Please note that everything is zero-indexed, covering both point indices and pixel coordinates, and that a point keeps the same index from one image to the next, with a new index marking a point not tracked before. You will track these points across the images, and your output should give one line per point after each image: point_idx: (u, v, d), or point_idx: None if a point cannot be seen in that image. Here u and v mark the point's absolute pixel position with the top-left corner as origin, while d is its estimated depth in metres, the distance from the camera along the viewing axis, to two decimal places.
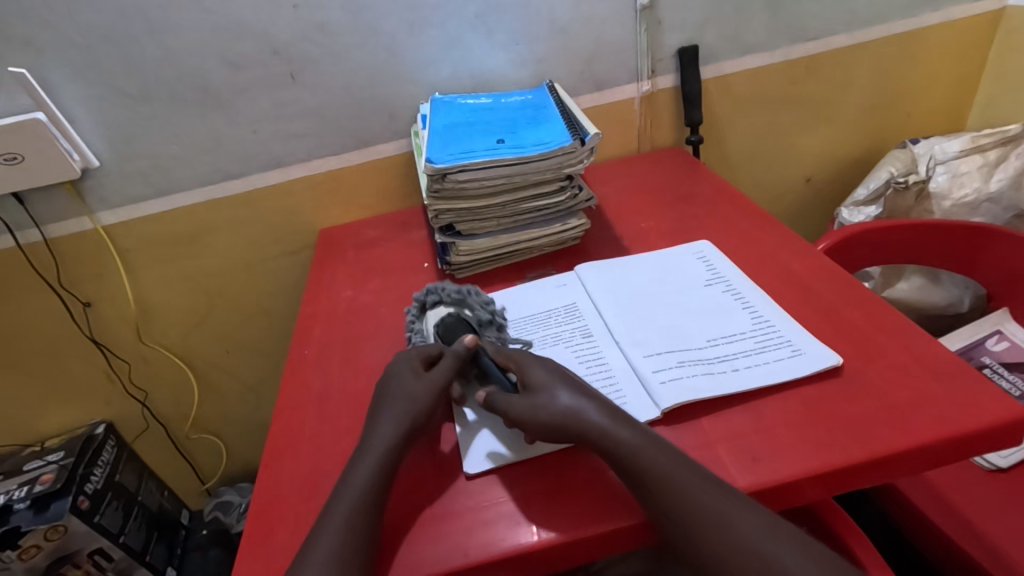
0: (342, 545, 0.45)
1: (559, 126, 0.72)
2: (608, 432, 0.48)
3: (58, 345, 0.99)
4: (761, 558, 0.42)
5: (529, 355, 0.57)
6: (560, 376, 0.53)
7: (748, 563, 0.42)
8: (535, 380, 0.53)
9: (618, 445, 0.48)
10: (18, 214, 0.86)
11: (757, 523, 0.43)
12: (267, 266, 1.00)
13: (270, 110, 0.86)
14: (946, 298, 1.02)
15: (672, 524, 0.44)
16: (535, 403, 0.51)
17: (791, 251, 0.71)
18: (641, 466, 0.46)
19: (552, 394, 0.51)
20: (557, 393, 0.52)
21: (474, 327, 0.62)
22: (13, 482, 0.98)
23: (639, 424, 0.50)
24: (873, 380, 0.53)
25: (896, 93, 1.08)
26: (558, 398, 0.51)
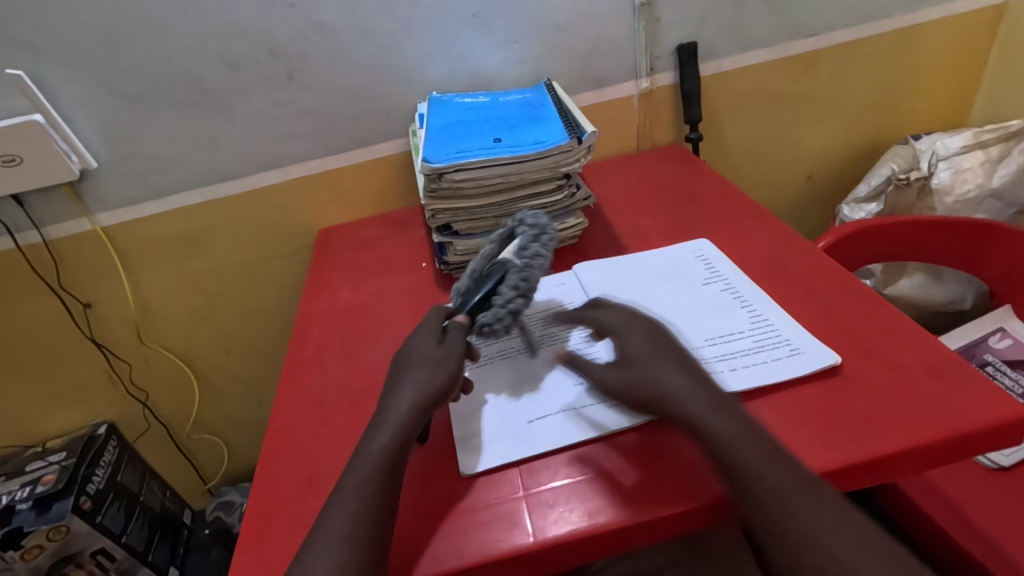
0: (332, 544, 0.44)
1: (556, 125, 0.72)
2: (701, 412, 0.47)
3: (59, 346, 1.00)
4: None
5: (629, 322, 0.56)
6: (653, 351, 0.52)
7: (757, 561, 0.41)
8: (630, 351, 0.53)
9: (712, 425, 0.46)
10: (17, 216, 0.87)
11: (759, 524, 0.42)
12: (266, 267, 1.00)
13: (267, 110, 0.86)
14: (949, 295, 1.01)
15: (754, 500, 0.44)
16: (626, 377, 0.51)
17: (791, 249, 0.70)
18: (727, 446, 0.45)
19: (645, 368, 0.51)
20: (650, 370, 0.51)
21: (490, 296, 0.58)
22: (15, 482, 0.98)
23: (732, 406, 0.48)
24: (872, 379, 0.52)
25: (898, 88, 1.07)
26: (655, 375, 0.50)
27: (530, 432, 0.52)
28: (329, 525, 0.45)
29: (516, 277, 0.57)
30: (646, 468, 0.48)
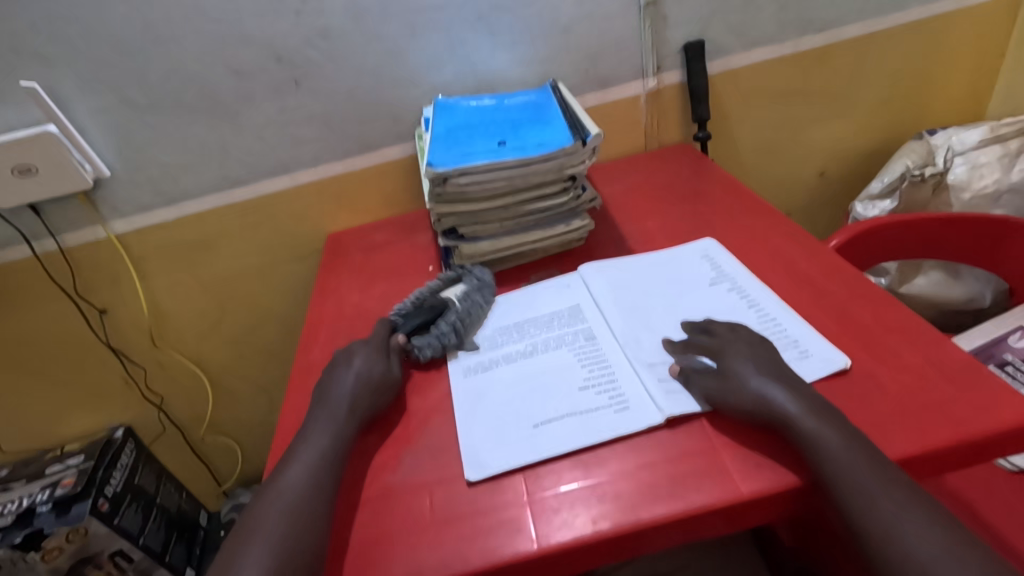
0: None
1: (561, 126, 0.72)
2: (807, 424, 0.46)
3: (76, 351, 1.02)
4: None
5: (733, 342, 0.54)
6: (749, 362, 0.52)
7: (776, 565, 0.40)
8: (734, 366, 0.52)
9: (816, 437, 0.45)
10: (35, 225, 0.89)
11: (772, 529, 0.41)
12: (277, 271, 1.01)
13: (276, 117, 0.87)
14: (966, 293, 0.98)
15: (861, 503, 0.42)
16: (727, 388, 0.50)
17: (802, 249, 0.69)
18: (829, 455, 0.44)
19: (745, 378, 0.50)
20: (748, 378, 0.50)
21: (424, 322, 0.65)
22: (35, 485, 1.00)
23: (837, 415, 0.47)
24: (884, 382, 0.51)
25: (912, 81, 1.05)
26: (753, 385, 0.49)
27: (531, 439, 0.52)
28: None
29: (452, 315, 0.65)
30: (651, 473, 0.48)
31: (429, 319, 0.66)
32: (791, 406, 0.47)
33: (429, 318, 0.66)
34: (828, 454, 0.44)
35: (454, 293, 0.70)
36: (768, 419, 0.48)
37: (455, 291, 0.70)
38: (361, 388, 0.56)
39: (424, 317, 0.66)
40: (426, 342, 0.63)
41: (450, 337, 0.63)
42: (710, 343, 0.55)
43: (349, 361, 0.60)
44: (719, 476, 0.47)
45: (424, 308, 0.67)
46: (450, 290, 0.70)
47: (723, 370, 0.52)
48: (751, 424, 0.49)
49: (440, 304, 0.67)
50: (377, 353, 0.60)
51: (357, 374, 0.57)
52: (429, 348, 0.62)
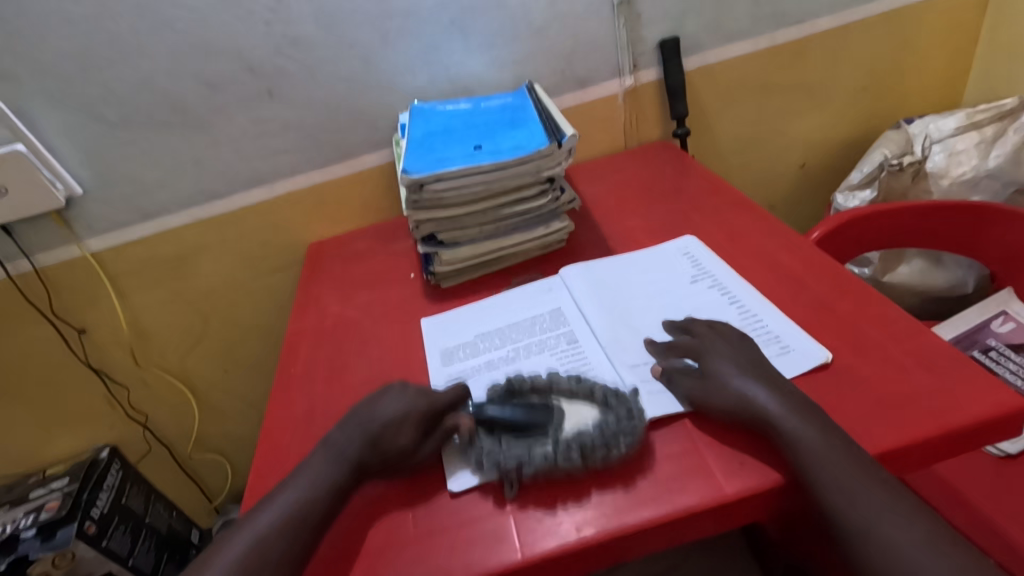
0: None
1: (536, 129, 0.71)
2: (786, 418, 0.46)
3: (56, 373, 1.00)
4: None
5: (714, 342, 0.54)
6: (732, 360, 0.51)
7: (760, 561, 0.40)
8: (715, 367, 0.51)
9: (797, 433, 0.45)
10: (7, 246, 0.87)
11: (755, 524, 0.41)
12: (259, 283, 0.99)
13: (250, 128, 0.86)
14: (949, 279, 0.99)
15: (842, 495, 0.42)
16: (709, 390, 0.50)
17: (782, 244, 0.69)
18: (810, 451, 0.44)
19: (728, 378, 0.50)
20: (732, 379, 0.50)
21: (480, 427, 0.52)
22: (19, 510, 0.98)
23: (818, 410, 0.46)
24: (866, 374, 0.51)
25: (887, 71, 1.06)
26: (736, 385, 0.49)
27: (513, 447, 0.52)
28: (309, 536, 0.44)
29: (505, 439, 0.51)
30: (634, 476, 0.47)
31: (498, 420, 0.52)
32: (770, 403, 0.47)
33: (501, 424, 0.52)
34: (809, 449, 0.44)
35: (567, 427, 0.52)
36: (749, 416, 0.47)
37: (577, 419, 0.52)
38: (386, 437, 0.51)
39: (506, 421, 0.52)
40: (492, 456, 0.49)
41: (501, 463, 0.49)
42: (690, 345, 0.55)
43: (357, 409, 0.54)
44: (702, 475, 0.46)
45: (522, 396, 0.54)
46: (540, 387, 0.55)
47: (706, 372, 0.51)
48: (733, 424, 0.49)
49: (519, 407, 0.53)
50: (386, 414, 0.53)
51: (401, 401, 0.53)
52: (483, 461, 0.49)
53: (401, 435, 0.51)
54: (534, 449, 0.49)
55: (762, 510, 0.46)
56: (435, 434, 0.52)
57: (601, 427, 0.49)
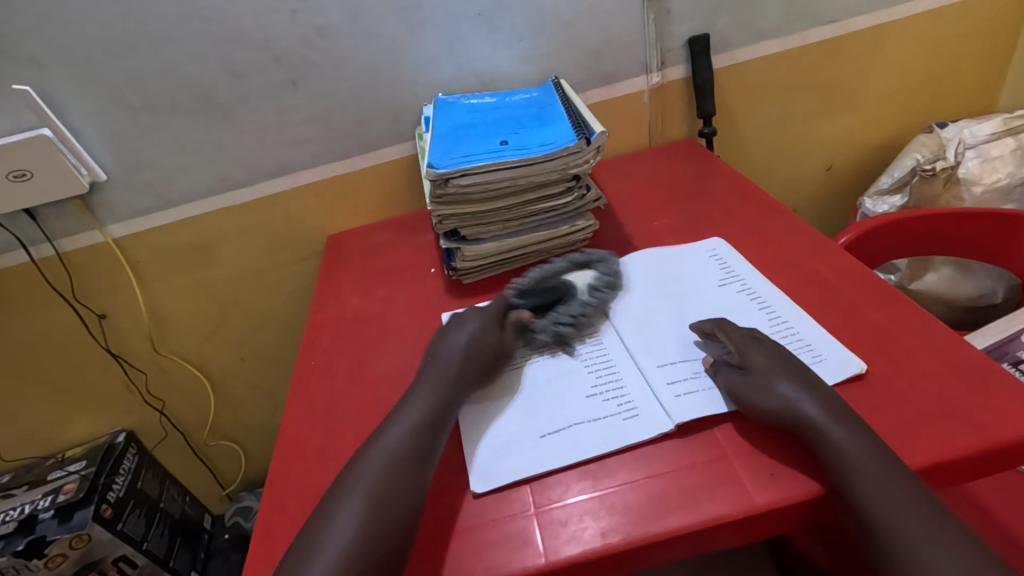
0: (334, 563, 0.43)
1: (564, 125, 0.70)
2: (823, 430, 0.45)
3: (76, 357, 1.01)
4: None
5: (749, 345, 0.53)
6: (774, 362, 0.50)
7: None
8: (761, 364, 0.50)
9: (833, 447, 0.44)
10: (31, 230, 0.87)
11: None
12: (277, 273, 0.99)
13: (274, 118, 0.86)
14: (977, 289, 0.98)
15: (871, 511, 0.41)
16: (754, 385, 0.49)
17: (811, 248, 0.67)
18: (845, 466, 0.43)
19: (769, 382, 0.49)
20: (773, 383, 0.49)
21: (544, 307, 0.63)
22: (38, 491, 0.99)
23: (856, 424, 0.45)
24: (901, 386, 0.49)
25: (921, 73, 1.03)
26: (776, 389, 0.48)
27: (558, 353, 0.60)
28: (331, 532, 0.44)
29: (572, 307, 0.61)
30: (661, 483, 0.47)
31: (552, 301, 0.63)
32: (802, 410, 0.46)
33: (549, 302, 0.63)
34: (841, 460, 0.43)
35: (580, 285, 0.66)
36: (778, 422, 0.47)
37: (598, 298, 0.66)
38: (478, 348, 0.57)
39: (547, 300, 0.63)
40: (547, 328, 0.60)
41: (568, 327, 0.60)
42: (732, 339, 0.54)
43: None
44: (731, 485, 0.45)
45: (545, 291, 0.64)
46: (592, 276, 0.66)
47: (749, 368, 0.51)
48: (768, 430, 0.48)
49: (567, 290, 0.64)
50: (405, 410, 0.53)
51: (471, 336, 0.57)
52: (549, 336, 0.60)
53: (487, 341, 0.58)
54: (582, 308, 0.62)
55: (792, 523, 0.45)
56: (507, 327, 0.60)
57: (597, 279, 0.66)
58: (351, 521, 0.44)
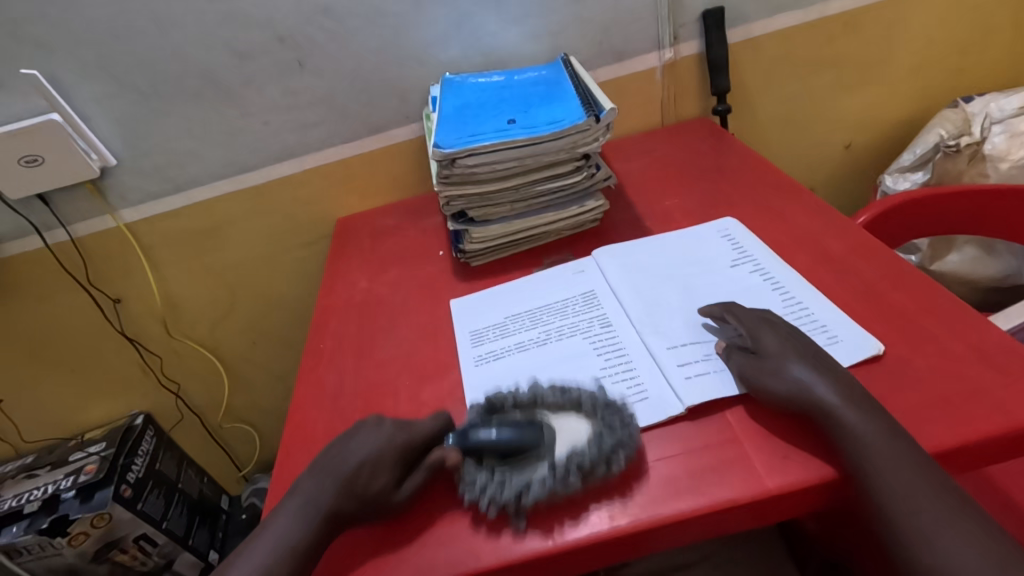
0: None
1: (573, 103, 0.68)
2: (836, 414, 0.43)
3: (94, 340, 1.02)
4: None
5: (761, 328, 0.51)
6: (787, 345, 0.49)
7: None
8: (772, 348, 0.49)
9: (847, 431, 0.42)
10: (44, 215, 0.88)
11: None
12: (287, 257, 0.99)
13: (280, 100, 0.85)
14: (1002, 269, 0.95)
15: (885, 494, 0.40)
16: (764, 370, 0.48)
17: (828, 227, 0.65)
18: (859, 450, 0.42)
19: (781, 366, 0.47)
20: (785, 366, 0.47)
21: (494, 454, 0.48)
22: (60, 472, 1.01)
23: (872, 406, 0.44)
24: (920, 368, 0.48)
25: (946, 45, 0.99)
26: (788, 373, 0.47)
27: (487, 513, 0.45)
28: None
29: (517, 475, 0.46)
30: (670, 466, 0.46)
31: (513, 451, 0.48)
32: (814, 392, 0.45)
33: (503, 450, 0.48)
34: (855, 444, 0.42)
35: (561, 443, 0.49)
36: (789, 405, 0.46)
37: (572, 435, 0.49)
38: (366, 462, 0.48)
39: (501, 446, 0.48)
40: (476, 485, 0.46)
41: (501, 496, 0.45)
42: (744, 321, 0.53)
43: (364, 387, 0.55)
44: (742, 468, 0.45)
45: (520, 421, 0.50)
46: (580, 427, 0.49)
47: (760, 353, 0.49)
48: (780, 414, 0.47)
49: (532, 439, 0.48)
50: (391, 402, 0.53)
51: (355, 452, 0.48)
52: (470, 497, 0.46)
53: (372, 482, 0.47)
54: (536, 479, 0.46)
55: (802, 506, 0.44)
56: (419, 471, 0.48)
57: (598, 443, 0.46)
58: (285, 553, 0.43)
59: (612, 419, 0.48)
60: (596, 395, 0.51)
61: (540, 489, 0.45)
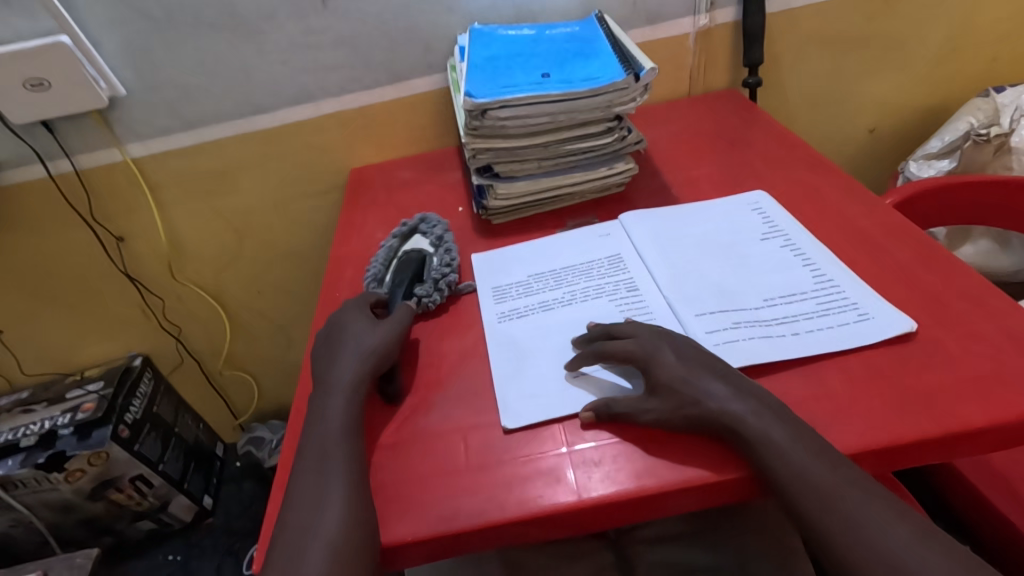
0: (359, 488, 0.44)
1: (609, 60, 0.66)
2: None
3: (94, 278, 1.00)
4: (832, 516, 0.40)
5: None
6: None
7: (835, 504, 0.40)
8: (669, 380, 0.46)
9: None
10: (49, 144, 0.85)
11: (827, 453, 0.41)
12: (298, 205, 0.97)
13: (301, 39, 0.82)
14: (1016, 264, 0.95)
15: None
16: (682, 401, 0.45)
17: (860, 206, 0.64)
18: None
19: None
20: None
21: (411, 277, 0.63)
22: (57, 408, 1.01)
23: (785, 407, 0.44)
24: (952, 348, 0.48)
25: (984, 31, 0.97)
26: (706, 382, 0.46)
27: (476, 433, 0.49)
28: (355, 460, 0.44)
29: (438, 259, 0.65)
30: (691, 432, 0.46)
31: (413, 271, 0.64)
32: (731, 404, 0.44)
33: (412, 275, 0.63)
34: None
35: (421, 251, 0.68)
36: (718, 426, 0.44)
37: (418, 246, 0.68)
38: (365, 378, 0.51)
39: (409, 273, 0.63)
40: (430, 290, 0.61)
41: (447, 275, 0.63)
42: (624, 353, 0.49)
43: (364, 334, 0.55)
44: None
45: (401, 269, 0.64)
46: (426, 242, 0.69)
47: (663, 387, 0.46)
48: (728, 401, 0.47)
49: (416, 258, 0.65)
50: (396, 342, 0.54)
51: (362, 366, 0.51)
52: (436, 291, 0.61)
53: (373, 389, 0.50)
54: (446, 251, 0.66)
55: None
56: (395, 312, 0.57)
57: (440, 235, 0.69)
58: None
59: (430, 225, 0.71)
60: (429, 229, 0.70)
61: (452, 252, 0.66)
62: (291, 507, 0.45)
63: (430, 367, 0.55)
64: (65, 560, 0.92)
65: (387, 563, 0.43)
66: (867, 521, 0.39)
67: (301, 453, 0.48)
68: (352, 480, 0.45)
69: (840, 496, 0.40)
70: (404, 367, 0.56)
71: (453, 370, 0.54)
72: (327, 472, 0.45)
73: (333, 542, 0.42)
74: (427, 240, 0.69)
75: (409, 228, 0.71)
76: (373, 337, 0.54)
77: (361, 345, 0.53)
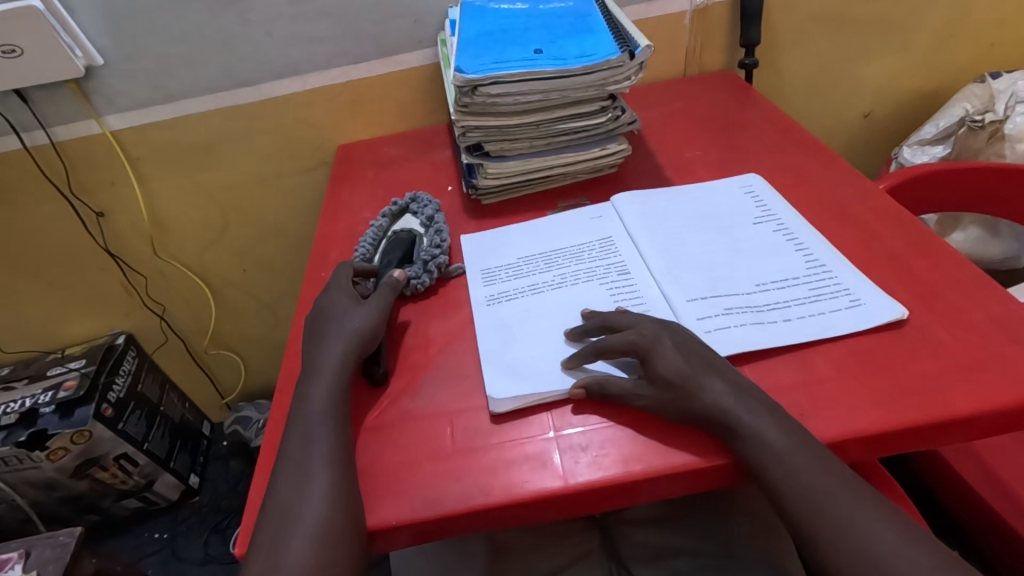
0: (341, 472, 0.44)
1: (604, 36, 0.64)
2: None
3: (74, 254, 0.98)
4: (815, 502, 0.40)
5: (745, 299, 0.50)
6: None
7: (819, 492, 0.40)
8: (666, 371, 0.45)
9: None
10: (23, 114, 0.82)
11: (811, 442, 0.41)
12: (283, 182, 0.95)
13: (285, 9, 0.79)
14: (1003, 251, 0.95)
15: None
16: (677, 393, 0.44)
17: (853, 191, 0.64)
18: None
19: None
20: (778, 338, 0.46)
21: (400, 258, 0.62)
22: (38, 386, 0.99)
23: (776, 406, 0.43)
24: (942, 336, 0.48)
25: (982, 16, 0.96)
26: (699, 373, 0.45)
27: (462, 418, 0.48)
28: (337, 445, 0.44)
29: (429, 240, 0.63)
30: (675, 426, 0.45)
31: (403, 251, 0.62)
32: (726, 402, 0.43)
33: (401, 256, 0.62)
34: None
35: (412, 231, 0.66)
36: (707, 414, 0.43)
37: (410, 226, 0.67)
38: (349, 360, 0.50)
39: (397, 253, 0.62)
40: (417, 273, 0.60)
41: (436, 256, 0.61)
42: (622, 345, 0.48)
43: (349, 314, 0.54)
44: None
45: (391, 249, 0.63)
46: (418, 222, 0.68)
47: (660, 377, 0.45)
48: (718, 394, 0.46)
49: (406, 238, 0.64)
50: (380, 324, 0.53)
51: (346, 348, 0.50)
52: (424, 273, 0.60)
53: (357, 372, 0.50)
54: (437, 231, 0.65)
55: None
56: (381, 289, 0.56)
57: (432, 215, 0.67)
58: None
59: (421, 204, 0.69)
60: (419, 207, 0.69)
61: (442, 233, 0.65)
62: (273, 491, 0.44)
63: (416, 351, 0.54)
64: (48, 539, 0.91)
65: (371, 547, 0.43)
66: (850, 509, 0.39)
67: (285, 435, 0.47)
68: (336, 463, 0.44)
69: (823, 482, 0.40)
70: (390, 349, 0.55)
71: (440, 354, 0.54)
72: (310, 456, 0.45)
73: (315, 528, 0.41)
74: (419, 220, 0.68)
75: (403, 205, 0.69)
76: (356, 319, 0.53)
77: (345, 326, 0.52)
